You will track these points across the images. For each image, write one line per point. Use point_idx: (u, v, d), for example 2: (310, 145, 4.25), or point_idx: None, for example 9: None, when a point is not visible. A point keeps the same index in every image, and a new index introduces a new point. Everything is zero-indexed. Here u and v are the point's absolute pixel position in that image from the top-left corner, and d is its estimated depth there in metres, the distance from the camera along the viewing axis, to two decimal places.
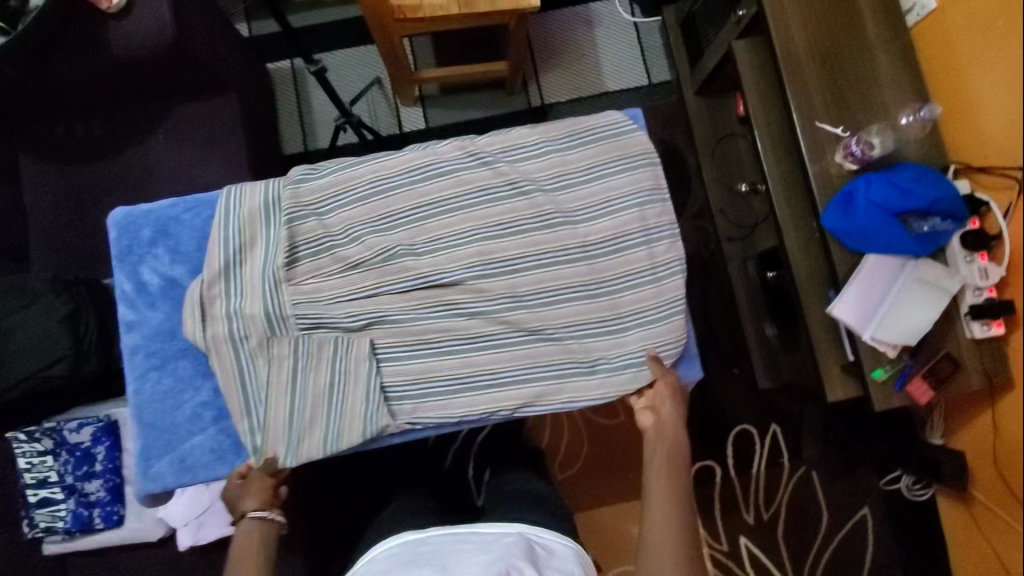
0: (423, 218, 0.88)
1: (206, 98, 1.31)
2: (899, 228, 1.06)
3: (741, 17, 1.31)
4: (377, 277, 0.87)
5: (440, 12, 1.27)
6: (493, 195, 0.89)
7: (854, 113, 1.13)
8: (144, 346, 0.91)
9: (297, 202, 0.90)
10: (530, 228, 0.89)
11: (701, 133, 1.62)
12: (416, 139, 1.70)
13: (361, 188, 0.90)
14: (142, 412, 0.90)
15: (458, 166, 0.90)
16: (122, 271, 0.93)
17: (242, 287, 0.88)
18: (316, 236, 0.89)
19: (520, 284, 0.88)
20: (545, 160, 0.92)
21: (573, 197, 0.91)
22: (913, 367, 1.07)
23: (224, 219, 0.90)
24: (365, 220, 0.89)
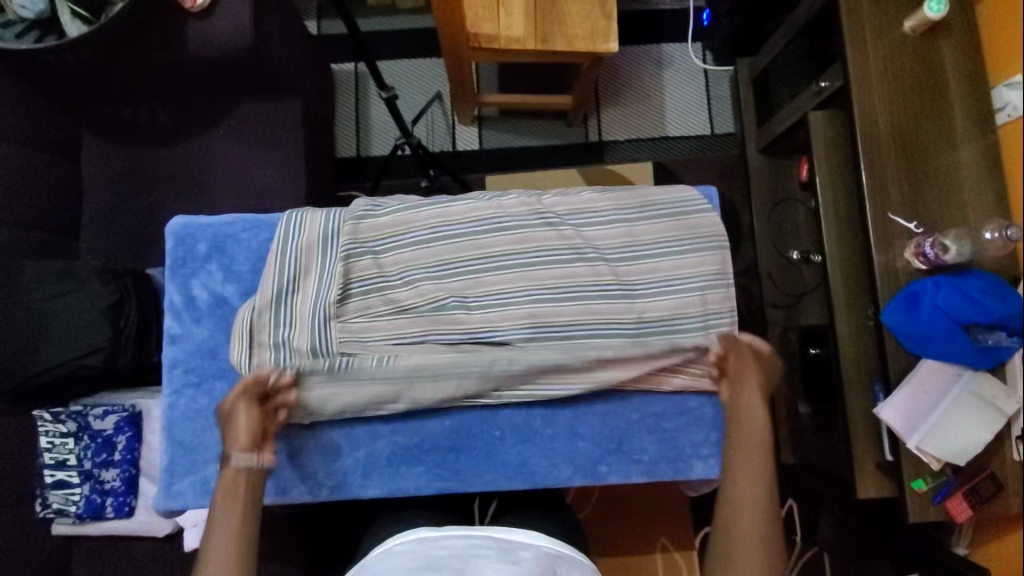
0: (480, 272, 0.93)
1: (270, 99, 1.30)
2: (961, 339, 1.01)
3: (822, 88, 1.27)
4: (424, 323, 0.92)
5: (515, 45, 1.25)
6: (556, 257, 0.93)
7: (930, 209, 1.10)
8: (183, 361, 0.95)
9: (354, 238, 0.95)
10: (590, 295, 0.92)
11: (758, 192, 1.59)
12: (468, 159, 1.68)
13: (422, 233, 0.94)
14: (172, 427, 0.94)
15: (522, 224, 0.95)
16: (175, 283, 0.97)
17: (289, 318, 0.92)
18: (369, 273, 0.94)
19: (578, 347, 0.91)
20: (608, 230, 0.96)
21: (634, 270, 0.94)
22: (955, 484, 1.02)
23: (282, 249, 0.94)
24: (420, 266, 0.93)
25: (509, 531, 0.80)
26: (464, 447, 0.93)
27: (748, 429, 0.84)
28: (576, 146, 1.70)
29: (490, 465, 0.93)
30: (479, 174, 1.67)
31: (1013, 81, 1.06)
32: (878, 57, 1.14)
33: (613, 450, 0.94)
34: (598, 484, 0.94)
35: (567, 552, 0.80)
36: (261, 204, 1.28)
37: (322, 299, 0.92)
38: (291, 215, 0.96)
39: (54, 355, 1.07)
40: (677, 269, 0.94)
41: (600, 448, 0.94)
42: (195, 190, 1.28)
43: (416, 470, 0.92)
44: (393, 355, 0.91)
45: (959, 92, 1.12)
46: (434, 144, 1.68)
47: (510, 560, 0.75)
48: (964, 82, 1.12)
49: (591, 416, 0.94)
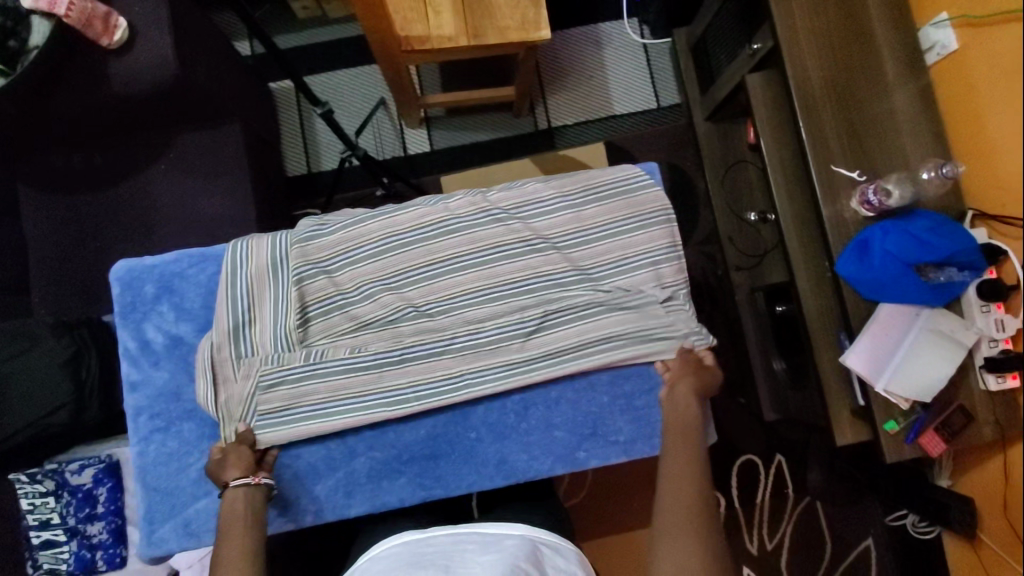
0: (436, 277, 0.97)
1: (207, 128, 1.28)
2: (913, 278, 1.04)
3: (756, 51, 1.29)
4: (387, 334, 0.95)
5: (448, 44, 1.24)
6: (510, 252, 0.97)
7: (871, 156, 1.12)
8: (148, 407, 0.96)
9: (303, 260, 0.98)
10: (549, 283, 0.97)
11: (710, 158, 1.60)
12: (421, 162, 1.67)
13: (372, 245, 0.98)
14: (146, 474, 0.94)
15: (471, 223, 0.99)
16: (127, 329, 0.98)
17: (252, 348, 0.95)
18: (324, 294, 0.97)
19: (545, 337, 0.96)
20: (555, 220, 1.00)
21: (588, 253, 1.00)
22: (927, 419, 1.05)
23: (232, 280, 0.96)
24: (375, 279, 0.97)
25: (490, 526, 0.80)
26: (444, 453, 0.96)
27: (682, 433, 0.85)
28: (526, 136, 1.69)
29: (471, 466, 0.95)
30: (434, 175, 1.66)
31: (939, 18, 1.10)
32: (804, 13, 1.15)
33: (589, 434, 0.97)
34: (577, 469, 0.97)
35: (549, 539, 0.79)
36: (213, 235, 1.26)
37: (282, 325, 0.95)
38: (237, 244, 0.98)
39: (19, 418, 1.04)
40: (625, 249, 1.00)
41: (576, 433, 0.97)
42: (144, 229, 1.26)
43: (398, 483, 0.95)
44: (366, 370, 0.93)
45: (885, 37, 1.14)
46: (384, 152, 1.67)
47: (495, 550, 0.73)
48: (890, 26, 1.14)
49: (563, 402, 0.97)
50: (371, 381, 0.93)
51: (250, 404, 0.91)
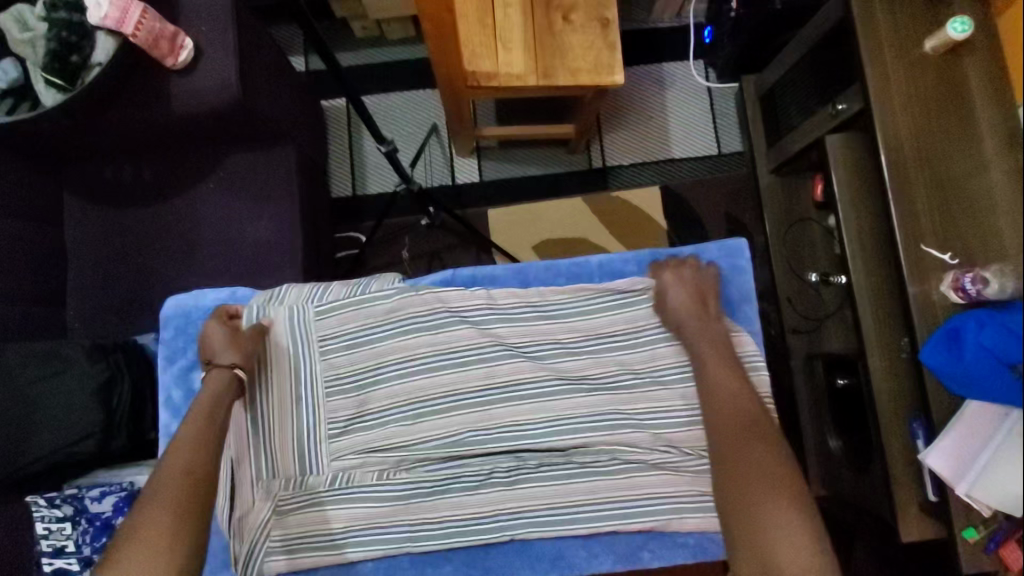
0: (492, 406, 0.88)
1: (262, 149, 1.24)
2: (1010, 380, 0.91)
3: (839, 111, 1.21)
4: (434, 495, 0.85)
5: (516, 82, 1.19)
6: (567, 346, 0.92)
7: (961, 240, 1.03)
8: None
9: (326, 328, 0.91)
10: (630, 422, 0.88)
11: (773, 212, 1.53)
12: (468, 193, 1.62)
13: (422, 321, 0.90)
14: None
15: (524, 309, 0.93)
16: (171, 378, 0.93)
17: (269, 424, 0.88)
18: (343, 327, 0.91)
19: (616, 449, 0.87)
20: (603, 352, 0.92)
21: (654, 394, 0.90)
22: (1009, 530, 0.95)
23: (254, 408, 0.89)
24: (415, 358, 0.89)
25: None
26: (484, 528, 0.85)
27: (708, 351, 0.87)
28: (580, 175, 1.64)
29: (523, 560, 0.85)
30: (482, 207, 1.61)
31: None
32: (899, 82, 1.08)
33: (652, 532, 0.86)
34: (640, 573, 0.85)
35: None
36: (258, 260, 1.22)
37: (312, 399, 0.89)
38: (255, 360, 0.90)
39: (44, 444, 0.99)
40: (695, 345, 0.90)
41: (643, 521, 0.85)
42: (188, 248, 1.22)
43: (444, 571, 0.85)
44: (388, 521, 0.85)
45: (987, 112, 1.06)
46: (432, 180, 1.62)
47: None
48: (992, 99, 1.04)
49: (617, 479, 0.86)
50: (398, 511, 0.85)
51: (264, 530, 0.84)
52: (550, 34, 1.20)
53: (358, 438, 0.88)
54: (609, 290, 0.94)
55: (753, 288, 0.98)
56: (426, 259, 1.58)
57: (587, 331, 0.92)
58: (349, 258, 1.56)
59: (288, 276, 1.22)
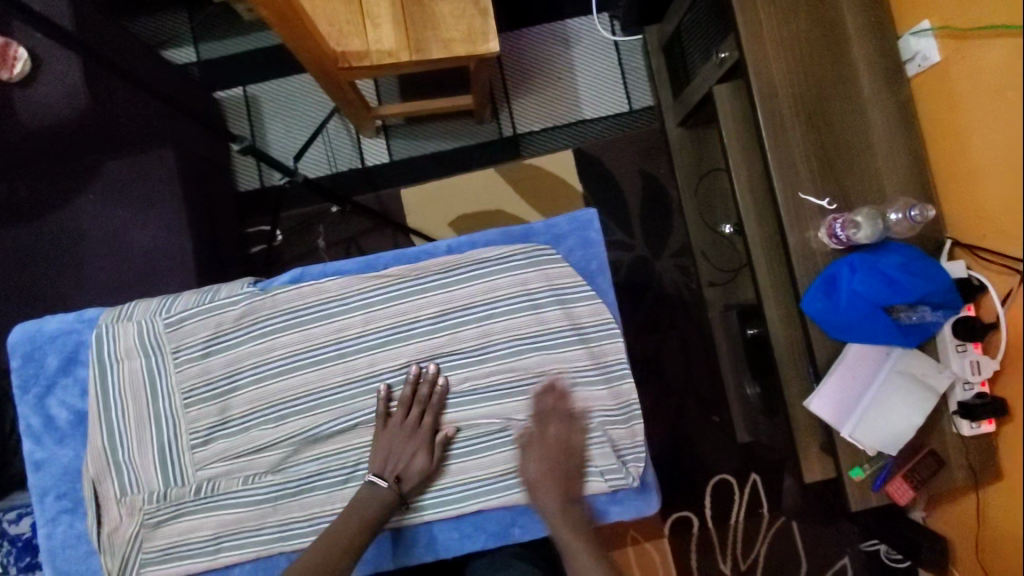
0: (353, 399, 0.89)
1: (140, 154, 1.21)
2: (883, 320, 0.97)
3: (723, 60, 1.17)
4: (300, 495, 0.87)
5: (388, 59, 1.14)
6: (420, 330, 0.89)
7: (843, 183, 1.03)
8: (54, 487, 0.90)
9: (177, 339, 0.90)
10: (489, 400, 0.89)
11: (683, 165, 1.52)
12: (378, 173, 1.60)
13: (274, 322, 0.89)
14: (54, 557, 0.89)
15: (372, 298, 0.90)
16: (28, 405, 0.91)
17: (127, 438, 0.88)
18: (197, 336, 0.89)
19: (474, 427, 0.90)
20: (461, 334, 0.89)
21: (518, 368, 0.89)
22: (894, 467, 0.99)
23: (110, 428, 0.88)
24: (270, 362, 0.89)
25: None
26: None
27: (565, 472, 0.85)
28: (489, 145, 1.61)
29: (397, 548, 0.88)
30: (394, 187, 1.59)
31: (920, 29, 1.01)
32: (772, 24, 1.04)
33: (520, 508, 0.88)
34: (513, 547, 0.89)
35: None
36: (149, 267, 1.19)
37: (172, 411, 0.89)
38: (105, 378, 0.89)
39: None
40: (545, 322, 0.90)
41: (509, 496, 0.87)
42: (74, 264, 1.19)
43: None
44: (258, 525, 0.86)
45: (862, 50, 1.04)
46: (339, 164, 1.59)
47: None
48: (868, 36, 1.05)
49: (481, 457, 0.88)
50: (268, 513, 0.87)
51: (136, 544, 0.85)
52: (418, 3, 1.15)
53: (219, 446, 0.89)
54: (459, 267, 0.91)
55: (606, 258, 0.96)
56: (342, 245, 1.57)
57: (442, 307, 0.90)
58: (263, 252, 1.55)
59: (180, 280, 1.20)
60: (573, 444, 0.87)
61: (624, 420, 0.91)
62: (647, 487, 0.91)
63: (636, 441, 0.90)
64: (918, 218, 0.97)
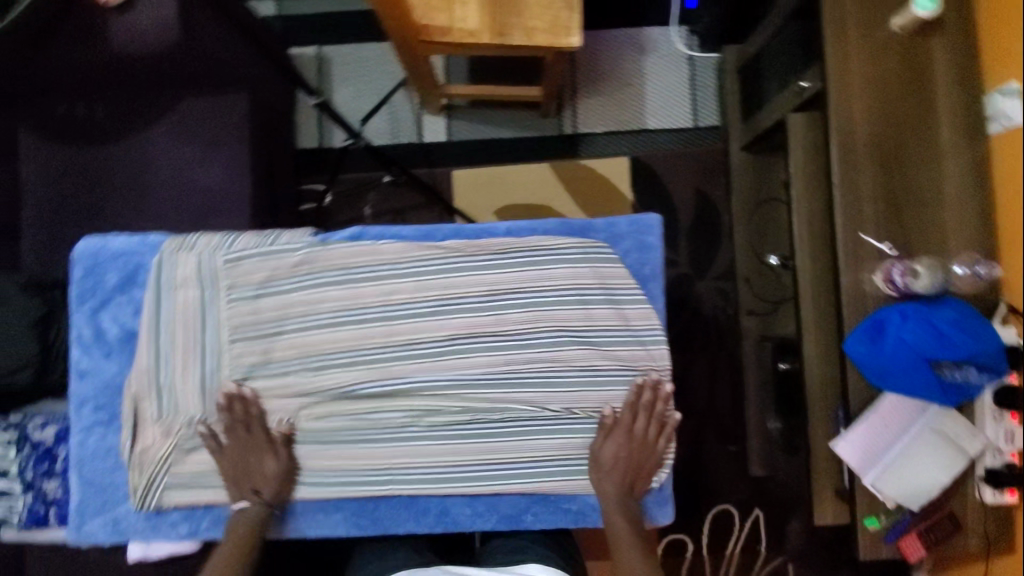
0: (389, 362, 0.90)
1: (216, 94, 1.23)
2: (925, 373, 0.96)
3: (803, 89, 1.17)
4: (327, 446, 0.90)
5: (469, 39, 1.15)
6: (467, 306, 0.90)
7: (908, 231, 1.01)
8: (93, 399, 0.94)
9: (232, 276, 0.92)
10: (522, 386, 0.89)
11: (740, 189, 1.50)
12: (436, 151, 1.61)
13: (328, 274, 0.91)
14: (82, 465, 0.93)
15: (425, 267, 0.91)
16: (82, 315, 0.94)
17: (172, 363, 0.92)
18: (252, 276, 0.92)
19: (508, 410, 0.89)
20: (506, 316, 0.90)
21: (556, 359, 0.90)
22: (911, 522, 0.97)
23: (157, 352, 0.92)
24: (317, 313, 0.91)
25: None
26: (369, 478, 0.89)
27: (637, 466, 0.88)
28: (549, 140, 1.61)
29: (410, 512, 0.90)
30: (449, 166, 1.60)
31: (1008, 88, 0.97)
32: (861, 60, 1.03)
33: (537, 496, 0.90)
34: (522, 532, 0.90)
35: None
36: (206, 206, 1.23)
37: (216, 346, 0.92)
38: (159, 302, 0.92)
39: None
40: (589, 318, 0.90)
41: (528, 483, 0.89)
42: (137, 191, 1.23)
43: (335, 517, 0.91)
44: (284, 466, 0.90)
45: (949, 99, 1.02)
46: (399, 136, 1.61)
47: None
48: (956, 87, 1.02)
49: (506, 441, 0.89)
50: (294, 457, 0.90)
51: (165, 465, 0.90)
52: None
53: (256, 386, 0.91)
54: (515, 250, 0.91)
55: (660, 266, 0.94)
56: (389, 215, 1.58)
57: (492, 287, 0.90)
58: (312, 210, 1.58)
59: (233, 222, 1.23)
60: (653, 444, 0.89)
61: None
62: (667, 496, 0.92)
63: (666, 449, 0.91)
64: (984, 274, 0.97)
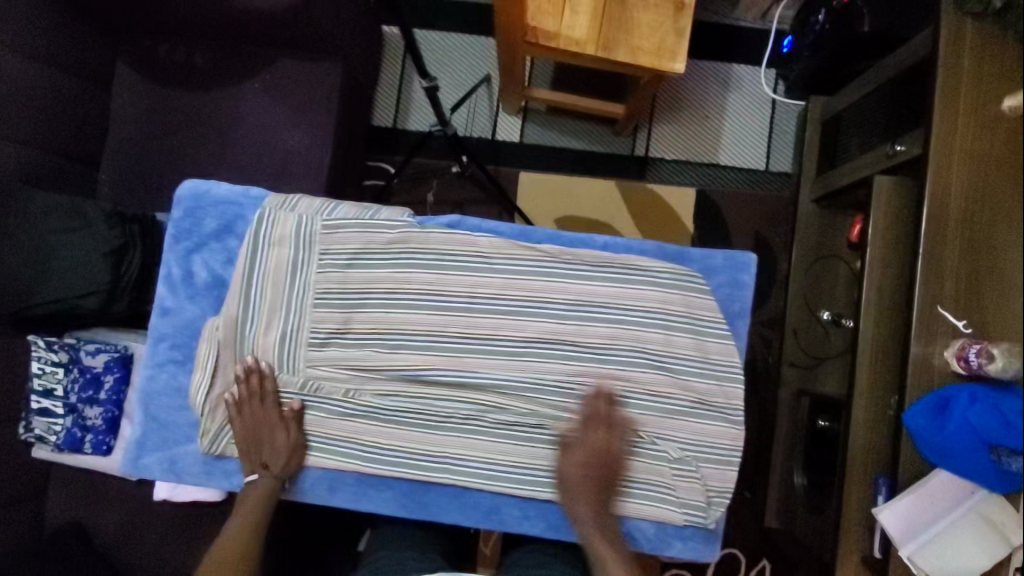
0: (464, 353, 0.91)
1: (314, 61, 1.25)
2: (983, 458, 0.93)
3: (895, 153, 1.15)
4: (391, 424, 0.93)
5: (574, 48, 1.16)
6: (550, 312, 0.90)
7: (979, 310, 1.01)
8: (172, 337, 0.97)
9: (327, 242, 0.95)
10: (589, 399, 0.90)
11: (803, 241, 1.49)
12: (506, 150, 1.62)
13: (420, 257, 0.92)
14: (150, 399, 0.97)
15: (517, 267, 0.91)
16: (176, 254, 0.97)
17: (259, 315, 0.94)
18: (346, 245, 0.94)
19: (571, 419, 0.91)
20: (589, 329, 0.90)
21: (629, 378, 0.90)
22: None
23: (244, 303, 0.94)
24: (403, 293, 0.92)
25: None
26: (425, 463, 0.92)
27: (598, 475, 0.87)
28: (620, 158, 1.62)
29: (458, 504, 0.93)
30: (516, 167, 1.61)
31: None
32: (964, 136, 1.03)
33: None
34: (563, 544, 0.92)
35: None
36: (285, 167, 1.24)
37: (301, 307, 0.94)
38: (254, 255, 0.94)
39: (53, 291, 1.05)
40: (672, 343, 0.90)
41: None
42: (221, 141, 1.25)
43: (384, 494, 0.94)
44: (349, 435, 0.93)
45: None
46: (472, 130, 1.62)
47: None
48: None
49: (565, 452, 0.91)
50: (358, 429, 0.93)
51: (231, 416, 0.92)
52: (621, 4, 1.17)
53: (332, 353, 0.94)
54: (606, 265, 0.92)
55: (750, 306, 0.96)
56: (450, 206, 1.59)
57: (581, 298, 0.90)
58: (375, 186, 1.59)
59: (308, 188, 1.24)
60: (612, 450, 0.88)
61: (716, 461, 0.91)
62: (716, 536, 0.93)
63: (725, 489, 0.91)
64: None
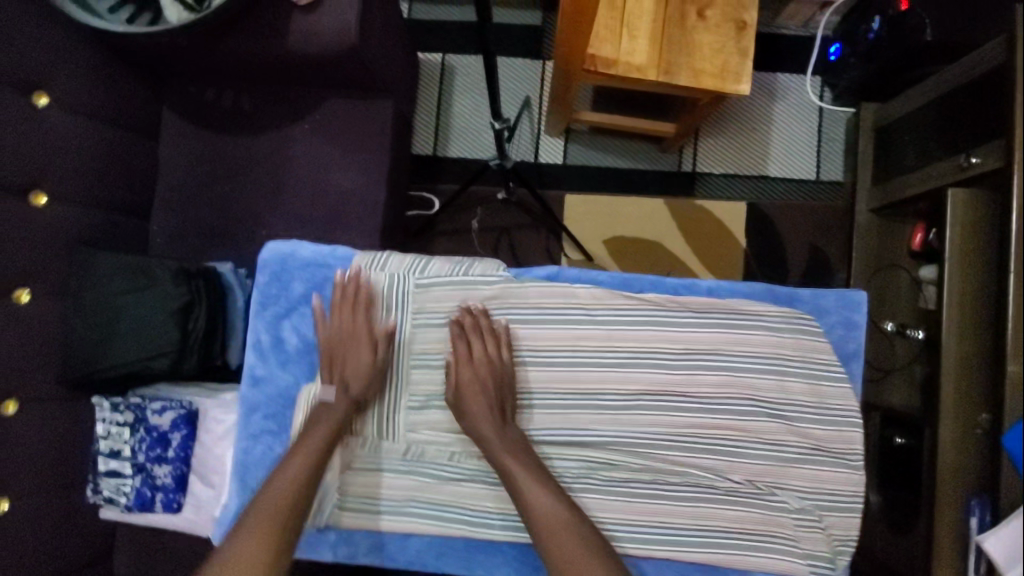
0: (570, 409, 0.95)
1: (363, 98, 1.22)
2: None
3: (967, 164, 1.13)
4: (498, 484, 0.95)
5: (636, 73, 1.13)
6: (650, 364, 0.95)
7: None
8: (265, 405, 0.99)
9: (424, 301, 0.98)
10: (696, 445, 0.94)
11: (861, 255, 1.48)
12: (549, 173, 1.59)
13: (527, 312, 0.97)
14: (246, 471, 0.99)
15: (616, 318, 0.96)
16: (264, 322, 1.00)
17: None
18: (448, 302, 0.98)
19: (687, 473, 0.95)
20: (698, 378, 0.95)
21: (730, 425, 0.95)
22: None
23: None
24: (515, 351, 0.97)
25: None
26: None
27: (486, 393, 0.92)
28: (666, 175, 1.59)
29: None
30: (561, 189, 1.58)
31: None
32: None
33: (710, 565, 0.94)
34: None
35: None
36: (341, 209, 1.21)
37: (397, 369, 0.98)
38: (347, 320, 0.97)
39: (121, 356, 1.03)
40: (775, 390, 0.95)
41: (696, 552, 0.93)
42: (273, 186, 1.22)
43: (495, 559, 0.97)
44: (464, 498, 0.96)
45: None
46: (517, 151, 1.59)
47: None
48: None
49: (681, 503, 0.94)
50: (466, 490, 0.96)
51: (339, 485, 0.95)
52: (682, 28, 1.14)
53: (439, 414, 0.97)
54: (710, 313, 0.97)
55: (864, 347, 1.00)
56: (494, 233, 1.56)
57: (687, 348, 0.95)
58: (418, 217, 1.57)
59: (367, 230, 1.21)
60: (500, 369, 0.93)
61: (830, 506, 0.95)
62: None
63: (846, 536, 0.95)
64: None
